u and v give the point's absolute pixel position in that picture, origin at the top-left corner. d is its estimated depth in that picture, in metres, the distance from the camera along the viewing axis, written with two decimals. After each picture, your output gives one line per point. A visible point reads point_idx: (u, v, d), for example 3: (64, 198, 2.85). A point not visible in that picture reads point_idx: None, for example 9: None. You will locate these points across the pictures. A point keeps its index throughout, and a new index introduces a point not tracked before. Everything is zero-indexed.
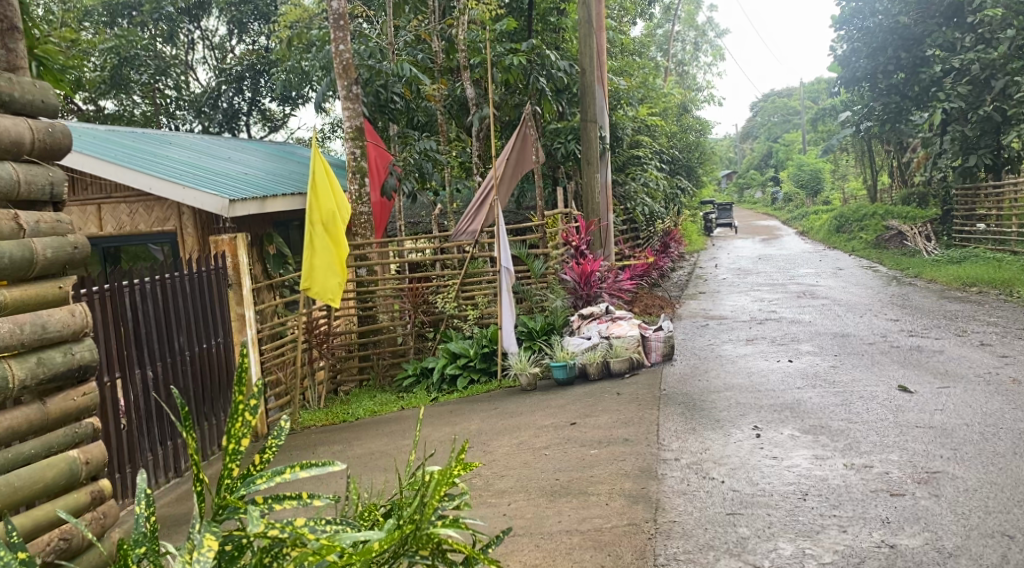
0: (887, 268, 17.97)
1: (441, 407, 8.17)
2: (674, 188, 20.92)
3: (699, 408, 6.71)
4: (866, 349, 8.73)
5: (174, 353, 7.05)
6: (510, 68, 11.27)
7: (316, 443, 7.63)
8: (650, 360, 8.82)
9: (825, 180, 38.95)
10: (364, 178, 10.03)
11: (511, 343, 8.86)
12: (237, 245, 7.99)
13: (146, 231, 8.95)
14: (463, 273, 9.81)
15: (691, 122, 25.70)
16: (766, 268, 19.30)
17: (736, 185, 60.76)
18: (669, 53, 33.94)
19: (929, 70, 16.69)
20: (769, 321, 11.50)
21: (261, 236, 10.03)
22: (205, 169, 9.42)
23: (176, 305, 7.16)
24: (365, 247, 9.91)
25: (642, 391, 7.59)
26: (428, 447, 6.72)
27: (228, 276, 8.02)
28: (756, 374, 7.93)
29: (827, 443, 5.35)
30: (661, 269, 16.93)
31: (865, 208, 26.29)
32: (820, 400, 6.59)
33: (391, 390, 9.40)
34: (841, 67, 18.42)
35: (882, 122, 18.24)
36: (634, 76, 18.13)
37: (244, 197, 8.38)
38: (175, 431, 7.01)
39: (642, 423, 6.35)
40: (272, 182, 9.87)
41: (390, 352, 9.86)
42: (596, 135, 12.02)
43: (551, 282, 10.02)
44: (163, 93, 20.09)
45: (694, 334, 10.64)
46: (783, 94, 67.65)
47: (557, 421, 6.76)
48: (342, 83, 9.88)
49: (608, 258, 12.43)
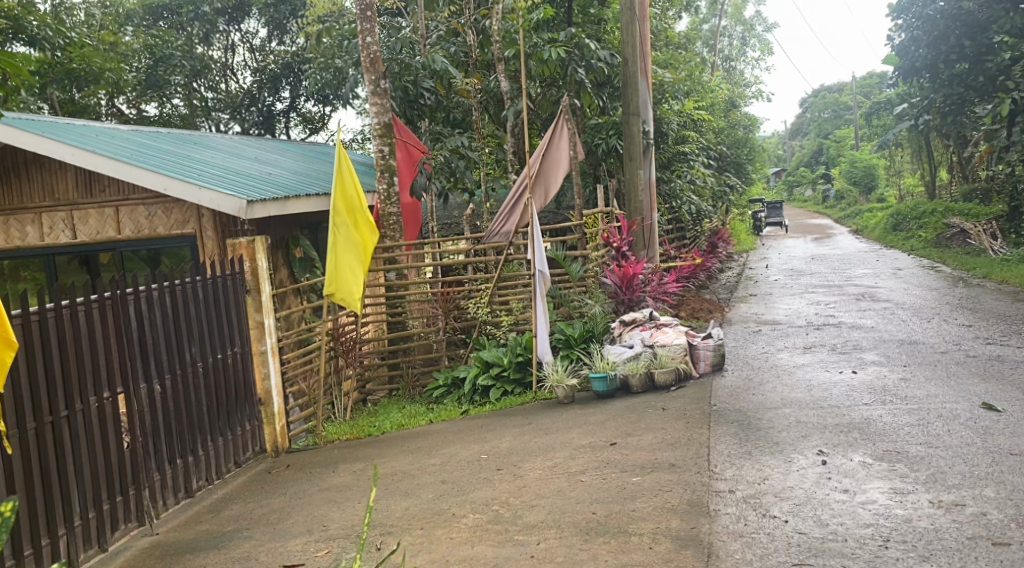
0: (951, 267, 16.99)
1: (473, 422, 7.58)
2: (723, 186, 20.11)
3: (754, 428, 6.04)
4: (939, 359, 7.95)
5: (186, 365, 6.52)
6: (547, 60, 10.64)
7: (336, 460, 7.09)
8: (698, 371, 8.15)
9: (879, 176, 37.57)
10: (393, 177, 9.48)
11: (546, 351, 8.26)
12: (255, 249, 7.40)
13: (166, 234, 8.40)
14: (497, 277, 9.20)
15: (740, 118, 24.79)
16: (820, 268, 18.44)
17: (786, 183, 59.32)
18: (716, 49, 32.94)
19: (997, 59, 15.61)
20: (827, 326, 10.73)
21: (286, 239, 9.51)
22: (227, 169, 8.93)
23: (188, 314, 6.63)
24: (394, 250, 9.33)
25: (690, 407, 6.93)
26: (455, 468, 6.15)
27: (245, 281, 7.42)
28: (817, 388, 7.22)
29: (907, 474, 4.65)
30: (709, 270, 16.18)
31: (924, 205, 25.14)
32: (892, 420, 5.87)
33: (421, 401, 8.84)
34: (900, 57, 17.30)
35: (942, 115, 17.26)
36: (681, 68, 17.36)
37: (263, 197, 7.85)
38: (187, 449, 6.45)
39: (690, 446, 5.70)
40: (298, 183, 9.36)
41: (422, 360, 9.32)
42: (639, 129, 11.37)
43: (590, 286, 9.37)
44: (201, 95, 19.87)
45: (745, 341, 9.93)
46: (835, 90, 65.87)
47: (595, 442, 6.14)
48: (369, 76, 9.34)
49: (653, 260, 11.77)
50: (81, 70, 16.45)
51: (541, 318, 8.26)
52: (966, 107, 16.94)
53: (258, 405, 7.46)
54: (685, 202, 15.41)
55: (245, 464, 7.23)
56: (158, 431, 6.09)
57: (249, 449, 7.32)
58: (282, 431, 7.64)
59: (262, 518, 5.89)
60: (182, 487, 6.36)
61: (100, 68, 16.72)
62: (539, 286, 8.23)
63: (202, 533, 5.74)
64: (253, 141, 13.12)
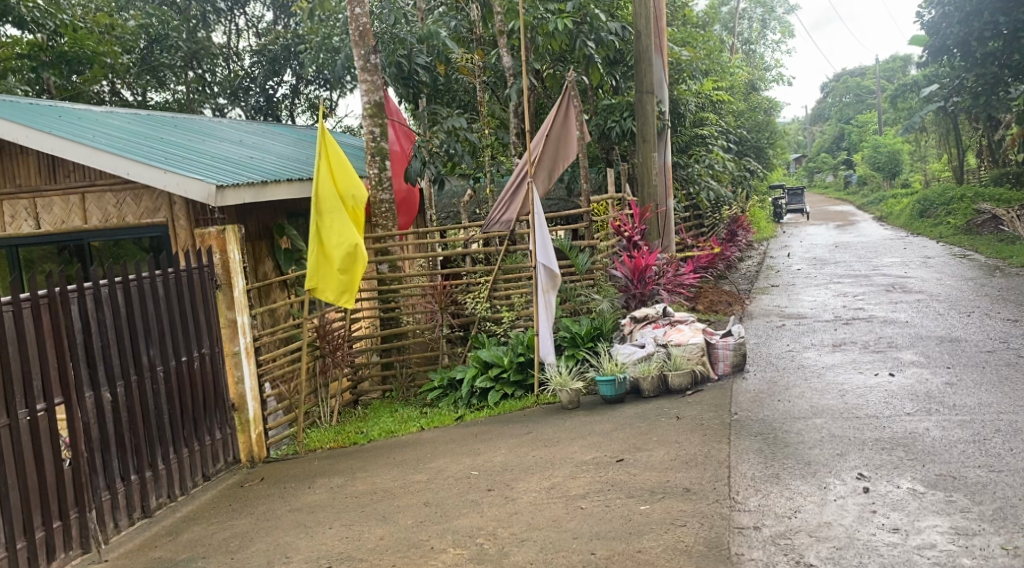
0: (985, 255, 16.10)
1: (468, 430, 6.88)
2: (743, 171, 19.18)
3: (781, 442, 5.30)
4: (987, 361, 7.21)
5: (142, 369, 5.75)
6: (554, 34, 9.86)
7: (315, 472, 6.40)
8: (717, 373, 7.42)
9: (904, 161, 36.36)
10: (385, 161, 8.79)
11: (548, 350, 7.56)
12: (226, 239, 6.66)
13: (135, 223, 7.71)
14: (498, 269, 8.47)
15: (760, 100, 23.82)
16: (845, 256, 17.57)
17: (807, 169, 57.96)
18: (735, 30, 31.83)
19: None
20: (857, 320, 9.93)
21: (270, 228, 8.77)
22: (201, 151, 8.15)
23: (144, 312, 5.85)
24: (387, 240, 8.68)
25: (707, 415, 6.19)
26: (441, 487, 5.43)
27: (216, 275, 6.68)
28: (851, 393, 6.48)
29: (969, 508, 3.96)
30: (727, 259, 15.37)
31: (952, 190, 24.09)
32: (943, 435, 5.15)
33: (414, 404, 8.13)
34: (930, 35, 16.25)
35: (975, 95, 16.35)
36: (698, 47, 16.46)
37: (237, 182, 7.09)
38: (145, 463, 5.67)
39: (709, 465, 4.98)
40: (281, 167, 8.59)
41: (418, 359, 8.64)
42: (653, 109, 10.60)
43: (598, 278, 8.57)
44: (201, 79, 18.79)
45: (768, 338, 9.16)
46: (857, 74, 64.37)
47: (601, 457, 5.43)
48: (359, 52, 8.60)
49: (668, 249, 11.05)
50: (73, 53, 15.34)
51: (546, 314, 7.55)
52: (999, 87, 15.93)
53: (231, 412, 6.71)
54: (702, 186, 14.43)
55: (216, 476, 6.46)
56: (108, 444, 5.34)
57: (220, 460, 6.54)
58: (259, 438, 6.90)
59: (225, 543, 5.23)
60: (138, 506, 5.58)
61: (94, 50, 15.61)
62: (544, 282, 7.50)
63: (154, 562, 5.07)
64: (244, 125, 12.40)
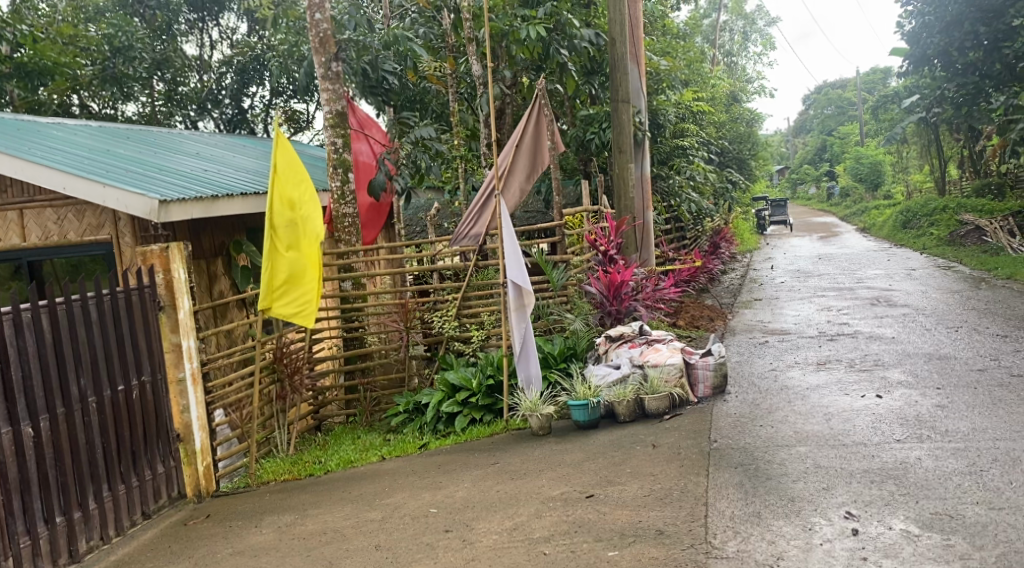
0: (969, 267, 15.86)
1: (431, 460, 6.45)
2: (725, 182, 18.86)
3: (763, 475, 4.91)
4: (978, 380, 6.88)
5: (71, 402, 5.27)
6: (526, 41, 9.49)
7: (267, 506, 5.96)
8: (696, 395, 7.03)
9: (886, 172, 36.23)
10: (348, 172, 8.33)
11: (531, 371, 7.06)
12: (170, 258, 6.20)
13: (78, 241, 7.26)
14: (466, 286, 8.08)
15: (742, 111, 23.53)
16: (829, 269, 17.28)
17: (791, 181, 57.93)
18: (716, 42, 31.65)
19: (1013, 45, 14.25)
20: (842, 336, 9.58)
21: (226, 244, 8.30)
22: (150, 164, 7.70)
23: (75, 339, 5.37)
24: (350, 256, 8.24)
25: (685, 443, 5.81)
26: (396, 527, 5.03)
27: (158, 296, 6.21)
28: (838, 416, 6.11)
29: (968, 555, 3.73)
30: (710, 273, 15.03)
31: (935, 201, 23.89)
32: (937, 465, 4.82)
33: (377, 431, 7.69)
34: (910, 45, 15.96)
35: (956, 105, 16.10)
36: (679, 57, 16.18)
37: (183, 196, 6.65)
38: (73, 503, 5.21)
39: (685, 503, 4.59)
40: (237, 180, 8.13)
41: (383, 383, 8.20)
42: (630, 118, 10.25)
43: (572, 296, 8.14)
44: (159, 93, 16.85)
45: (751, 356, 8.78)
46: (838, 86, 64.60)
47: (569, 493, 5.05)
48: (320, 59, 8.21)
49: (647, 263, 10.67)
50: (33, 64, 14.58)
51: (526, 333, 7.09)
52: (981, 97, 15.68)
53: (176, 443, 6.22)
54: (684, 199, 14.11)
55: (158, 514, 5.97)
56: (28, 484, 4.91)
57: (163, 496, 6.04)
58: (208, 471, 6.44)
59: None
60: (64, 552, 5.12)
61: (55, 61, 14.77)
62: (515, 300, 7.05)
63: None
64: (207, 137, 11.94)
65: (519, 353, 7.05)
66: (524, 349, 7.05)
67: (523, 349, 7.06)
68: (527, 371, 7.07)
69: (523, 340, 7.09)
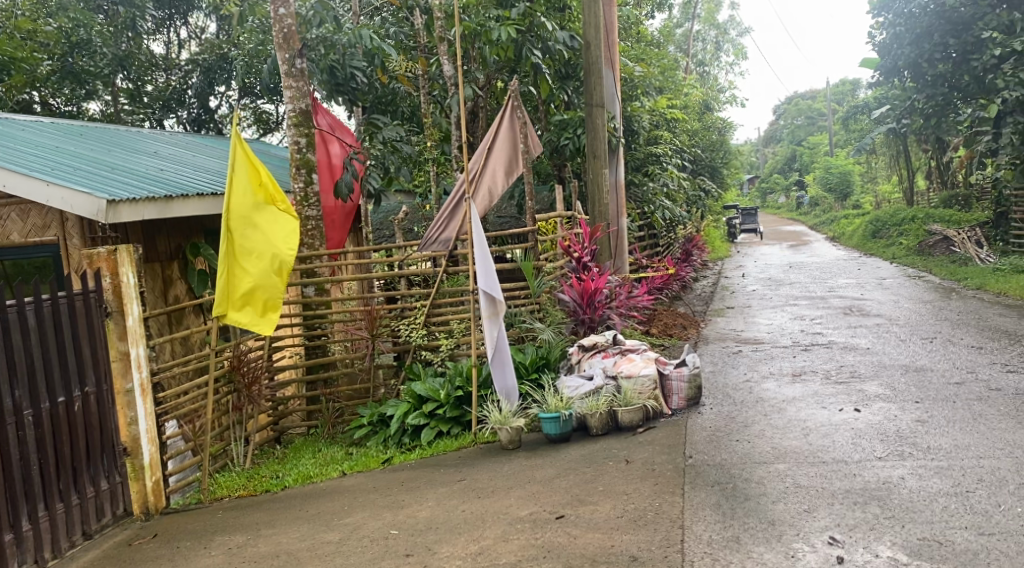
0: (939, 276, 15.85)
1: (394, 476, 6.16)
2: (698, 190, 18.71)
3: (741, 496, 4.70)
4: (957, 394, 6.73)
5: (3, 415, 4.96)
6: (498, 42, 9.23)
7: (218, 526, 5.63)
8: (671, 407, 6.81)
9: (855, 183, 36.40)
10: (312, 173, 8.02)
11: (506, 382, 6.77)
12: (117, 261, 5.84)
13: (22, 243, 6.88)
14: (434, 294, 7.78)
15: (714, 120, 23.41)
16: (800, 277, 17.19)
17: (760, 190, 58.22)
18: (689, 51, 31.59)
19: (981, 59, 14.23)
20: (816, 347, 9.42)
21: (182, 247, 7.94)
22: (101, 162, 7.33)
23: (9, 347, 5.05)
24: (313, 260, 7.90)
25: (660, 458, 5.58)
26: (354, 551, 4.76)
27: (105, 302, 5.83)
28: (817, 431, 5.92)
29: None
30: (682, 280, 14.85)
31: (903, 211, 23.98)
32: (921, 485, 4.64)
33: (339, 444, 7.36)
34: (881, 56, 15.93)
35: (926, 116, 16.09)
36: (652, 63, 15.99)
37: (134, 196, 6.34)
38: (3, 525, 4.90)
39: (660, 527, 4.42)
40: (195, 180, 7.77)
41: (347, 393, 7.87)
42: (605, 122, 10.04)
43: (545, 303, 7.91)
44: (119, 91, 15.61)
45: (725, 366, 8.58)
46: (808, 96, 65.11)
47: (539, 514, 4.81)
48: (283, 56, 7.88)
49: (620, 270, 10.45)
50: None
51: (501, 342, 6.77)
52: (949, 109, 15.70)
53: (122, 457, 5.85)
54: (657, 206, 13.91)
55: (101, 534, 5.62)
56: None
57: (107, 515, 5.69)
58: (157, 486, 6.05)
59: None
60: None
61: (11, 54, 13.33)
62: (487, 310, 6.70)
63: None
64: (167, 135, 11.49)
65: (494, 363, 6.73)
66: (497, 359, 6.73)
67: (497, 360, 6.74)
68: (503, 382, 6.77)
69: (497, 351, 6.77)
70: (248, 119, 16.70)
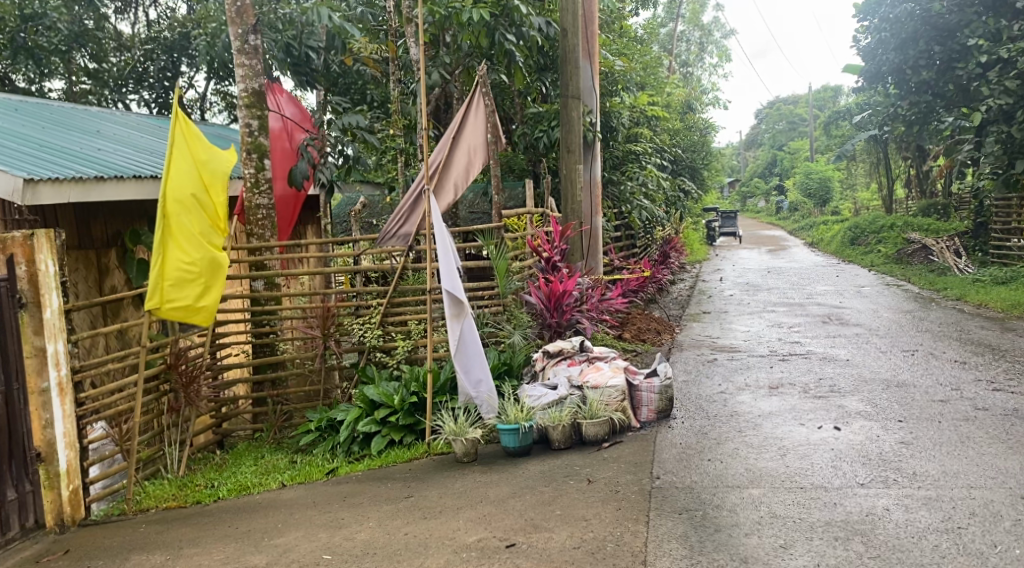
0: (918, 286, 15.51)
1: (336, 490, 5.65)
2: (677, 192, 18.23)
3: (710, 528, 4.29)
4: (942, 413, 6.34)
5: None
6: (469, 26, 8.71)
7: (138, 541, 5.13)
8: (639, 420, 6.37)
9: (834, 189, 36.13)
10: (264, 159, 7.46)
11: (477, 381, 6.35)
12: (35, 247, 5.29)
13: None
14: (390, 292, 7.24)
15: (695, 121, 22.97)
16: (778, 283, 16.82)
17: (741, 194, 57.95)
18: (672, 53, 31.12)
19: (965, 67, 13.81)
20: (793, 357, 9.01)
21: (120, 234, 7.36)
22: (29, 139, 6.76)
23: None
24: (263, 252, 7.36)
25: (624, 477, 5.15)
26: None
27: (20, 292, 5.29)
28: (795, 451, 5.51)
29: None
30: (658, 283, 14.38)
31: (882, 218, 23.67)
32: (908, 519, 4.25)
33: (285, 451, 6.83)
34: (865, 61, 15.51)
35: (910, 123, 15.57)
36: (632, 58, 15.47)
37: (56, 174, 5.80)
38: None
39: (620, 562, 4.05)
40: (134, 160, 7.19)
41: (296, 395, 7.32)
42: (580, 116, 9.56)
43: (511, 305, 7.40)
44: None
45: (699, 375, 8.15)
46: (790, 101, 65.00)
47: (490, 542, 4.39)
48: (235, 31, 7.32)
49: (594, 271, 10.00)
50: None
51: (471, 344, 6.30)
52: (932, 116, 15.31)
53: (34, 464, 5.31)
54: (635, 206, 13.48)
55: (4, 549, 5.10)
56: None
57: (11, 528, 5.16)
58: (74, 496, 5.50)
59: None
60: None
61: None
62: (451, 310, 6.25)
63: None
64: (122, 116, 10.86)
65: (460, 365, 6.31)
66: (464, 360, 6.31)
67: (463, 361, 6.31)
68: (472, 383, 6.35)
69: (463, 351, 6.31)
70: (218, 105, 16.05)
